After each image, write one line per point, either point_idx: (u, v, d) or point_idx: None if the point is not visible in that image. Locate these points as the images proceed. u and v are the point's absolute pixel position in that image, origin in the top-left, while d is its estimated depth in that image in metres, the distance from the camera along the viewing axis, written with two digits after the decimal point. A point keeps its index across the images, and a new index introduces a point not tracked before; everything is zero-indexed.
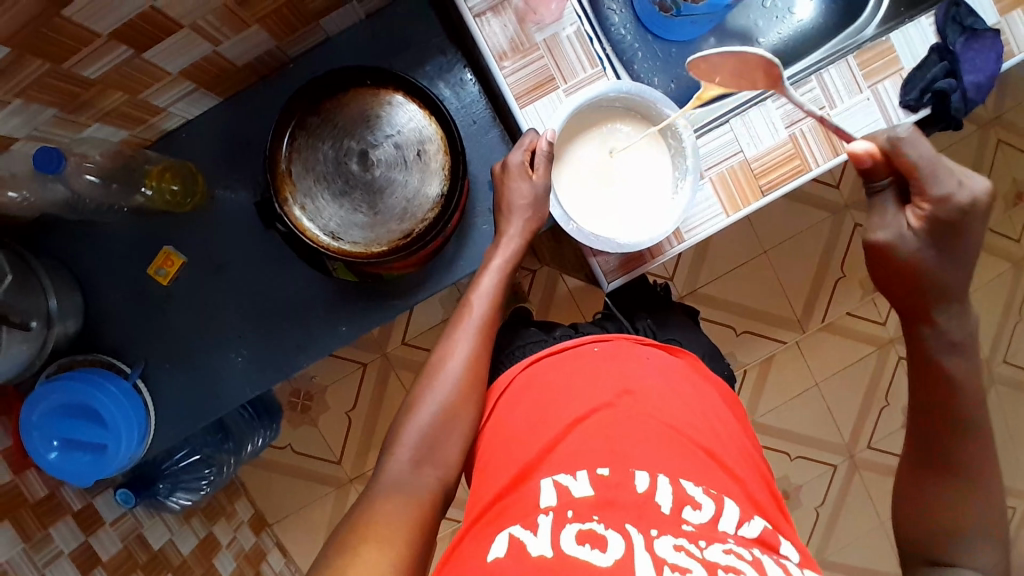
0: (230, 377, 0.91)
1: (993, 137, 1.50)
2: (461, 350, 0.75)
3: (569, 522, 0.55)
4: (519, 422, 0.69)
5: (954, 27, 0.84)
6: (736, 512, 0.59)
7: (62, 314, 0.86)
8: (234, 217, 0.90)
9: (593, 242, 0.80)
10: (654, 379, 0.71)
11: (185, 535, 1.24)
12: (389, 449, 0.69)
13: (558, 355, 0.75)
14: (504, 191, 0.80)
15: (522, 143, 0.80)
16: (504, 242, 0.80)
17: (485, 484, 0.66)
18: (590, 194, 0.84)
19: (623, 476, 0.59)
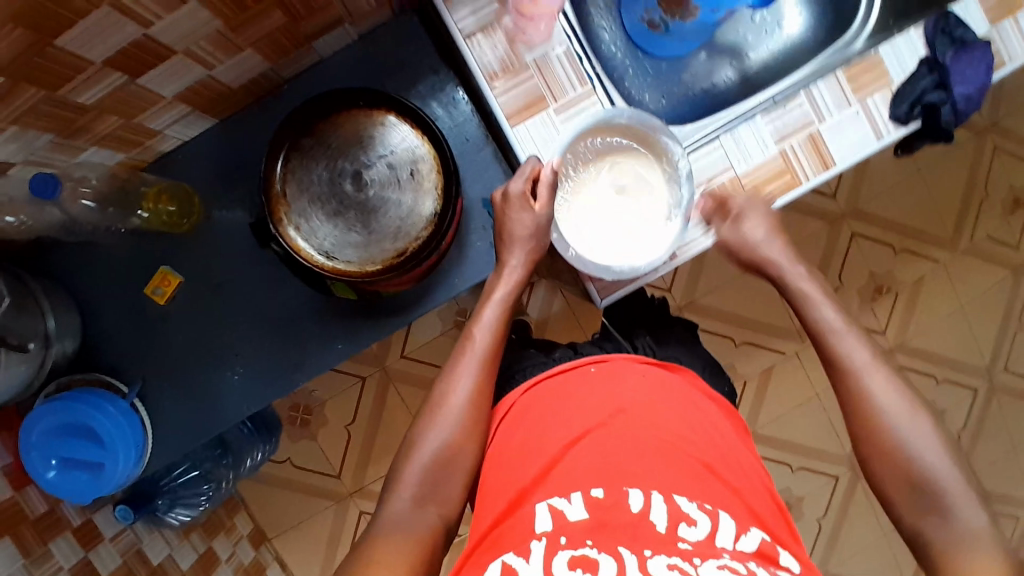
0: (227, 395, 0.92)
1: (989, 144, 1.50)
2: (464, 384, 0.76)
3: (562, 549, 0.54)
4: (518, 446, 0.70)
5: (944, 40, 0.84)
6: (733, 525, 0.59)
7: (60, 334, 0.87)
8: (231, 236, 0.91)
9: (592, 270, 0.81)
10: (648, 399, 0.71)
11: (184, 550, 1.25)
12: (391, 486, 0.71)
13: (555, 377, 0.75)
14: (505, 223, 0.81)
15: (523, 172, 0.81)
16: (507, 273, 0.82)
17: (484, 513, 0.66)
18: (589, 220, 0.85)
19: (616, 497, 0.59)
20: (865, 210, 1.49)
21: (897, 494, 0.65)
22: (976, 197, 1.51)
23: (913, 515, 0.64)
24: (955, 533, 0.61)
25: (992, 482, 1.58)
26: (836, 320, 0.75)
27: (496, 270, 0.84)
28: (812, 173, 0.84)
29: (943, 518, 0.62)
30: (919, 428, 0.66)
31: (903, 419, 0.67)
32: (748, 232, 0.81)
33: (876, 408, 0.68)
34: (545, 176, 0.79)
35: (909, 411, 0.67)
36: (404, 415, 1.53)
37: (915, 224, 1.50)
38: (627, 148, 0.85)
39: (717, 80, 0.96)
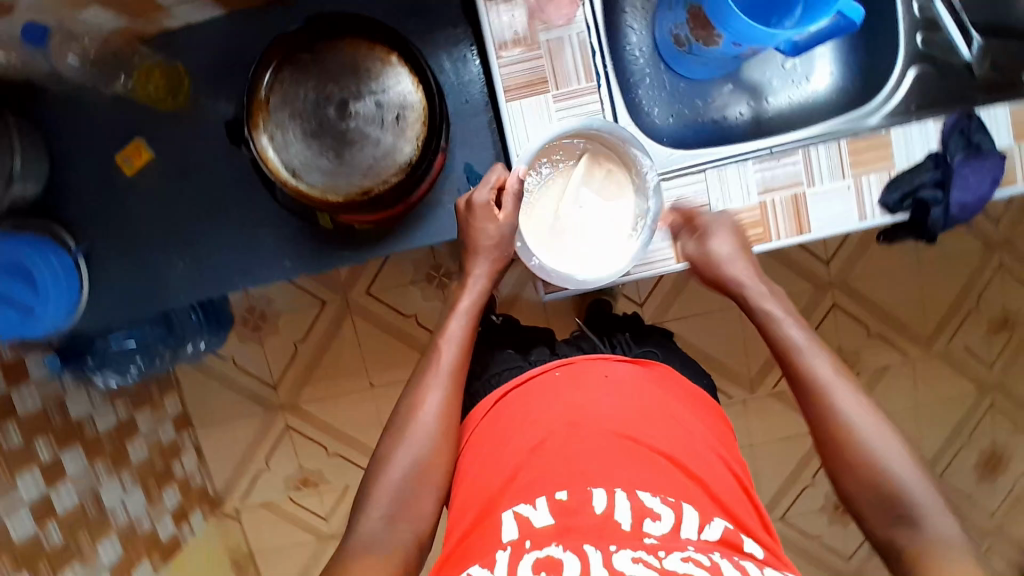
0: (169, 280, 0.93)
1: (995, 259, 1.47)
2: (432, 398, 0.77)
3: (527, 552, 0.57)
4: (485, 453, 0.73)
5: (958, 140, 0.83)
6: (697, 516, 0.62)
7: (25, 176, 0.88)
8: (213, 128, 0.90)
9: (552, 278, 0.82)
10: (614, 398, 0.74)
11: (105, 412, 1.32)
12: (361, 504, 0.72)
13: (521, 386, 0.79)
14: (471, 230, 0.83)
15: (488, 181, 0.82)
16: (471, 282, 0.85)
17: (456, 524, 0.68)
18: (555, 230, 0.85)
19: (582, 499, 0.62)
20: (854, 286, 1.47)
21: (870, 511, 0.65)
22: (965, 307, 1.49)
23: (885, 528, 0.64)
24: (927, 541, 0.61)
25: None
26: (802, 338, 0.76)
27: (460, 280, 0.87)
28: (784, 233, 0.84)
29: (915, 529, 0.62)
30: (884, 440, 0.67)
31: (874, 433, 0.68)
32: (715, 248, 0.82)
33: (847, 423, 0.69)
34: (510, 186, 0.80)
35: (873, 425, 0.68)
36: (353, 348, 1.55)
37: (897, 315, 1.49)
38: (592, 158, 0.84)
39: (729, 114, 0.94)
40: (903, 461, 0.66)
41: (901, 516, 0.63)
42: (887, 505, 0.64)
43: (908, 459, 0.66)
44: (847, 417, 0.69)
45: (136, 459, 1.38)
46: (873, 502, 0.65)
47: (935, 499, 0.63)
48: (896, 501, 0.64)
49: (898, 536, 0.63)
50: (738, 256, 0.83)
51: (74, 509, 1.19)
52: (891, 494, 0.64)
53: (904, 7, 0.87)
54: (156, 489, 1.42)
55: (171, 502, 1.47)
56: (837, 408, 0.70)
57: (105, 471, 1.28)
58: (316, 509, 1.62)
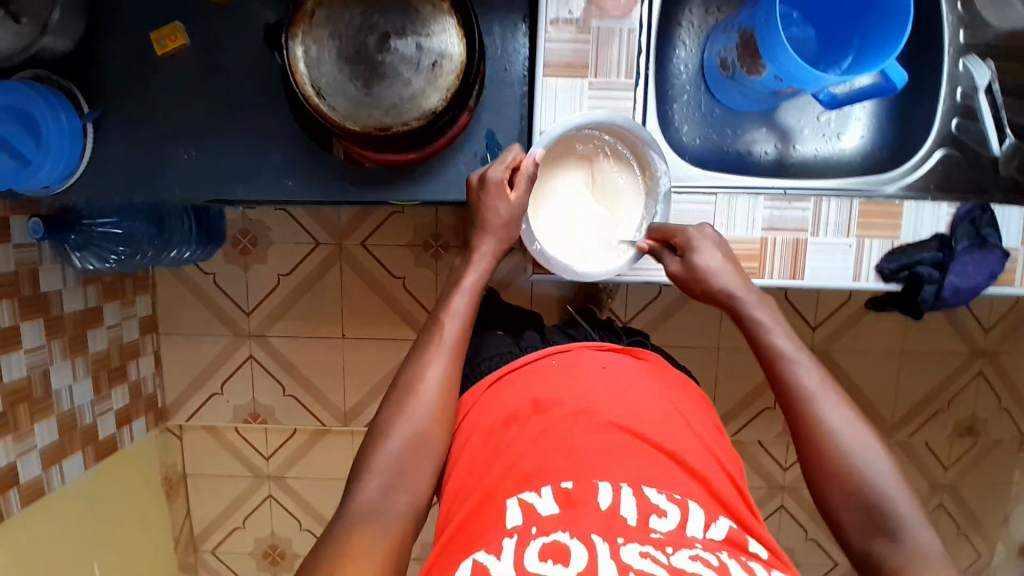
0: (171, 170, 0.93)
1: (977, 367, 1.49)
2: (434, 374, 0.74)
3: (534, 538, 0.58)
4: (484, 435, 0.72)
5: (966, 228, 0.83)
6: (702, 514, 0.62)
7: (59, 31, 0.87)
8: (254, 31, 0.90)
9: (552, 266, 0.83)
10: (611, 385, 0.74)
11: (74, 294, 1.30)
12: (360, 473, 0.69)
13: (517, 370, 0.79)
14: (481, 208, 0.81)
15: (505, 160, 0.81)
16: (476, 259, 0.81)
17: (455, 507, 0.68)
18: (560, 222, 0.85)
19: (586, 490, 0.62)
20: (834, 356, 1.47)
21: (852, 522, 0.65)
22: (935, 406, 1.50)
23: (864, 538, 0.64)
24: (908, 553, 0.62)
25: None
26: (791, 347, 0.73)
27: (465, 255, 0.83)
28: (778, 273, 0.84)
29: (894, 542, 0.63)
30: (871, 453, 0.66)
31: (862, 448, 0.67)
32: (700, 263, 0.79)
33: (832, 436, 0.67)
34: (526, 167, 0.79)
35: (859, 436, 0.67)
36: (334, 294, 1.54)
37: (870, 397, 1.49)
38: (601, 155, 0.85)
39: (755, 150, 0.94)
40: (889, 474, 0.65)
41: (885, 528, 0.63)
42: (871, 518, 0.64)
43: (895, 468, 0.66)
44: (837, 431, 0.68)
45: (93, 350, 1.36)
46: (855, 513, 0.65)
47: (919, 515, 0.63)
48: (883, 514, 0.64)
49: (875, 546, 0.64)
50: (726, 270, 0.79)
51: (20, 381, 1.17)
52: (877, 503, 0.64)
53: (947, 91, 0.87)
54: (105, 385, 1.40)
55: (118, 402, 1.44)
56: (823, 418, 0.68)
57: (60, 353, 1.27)
58: (259, 446, 1.61)
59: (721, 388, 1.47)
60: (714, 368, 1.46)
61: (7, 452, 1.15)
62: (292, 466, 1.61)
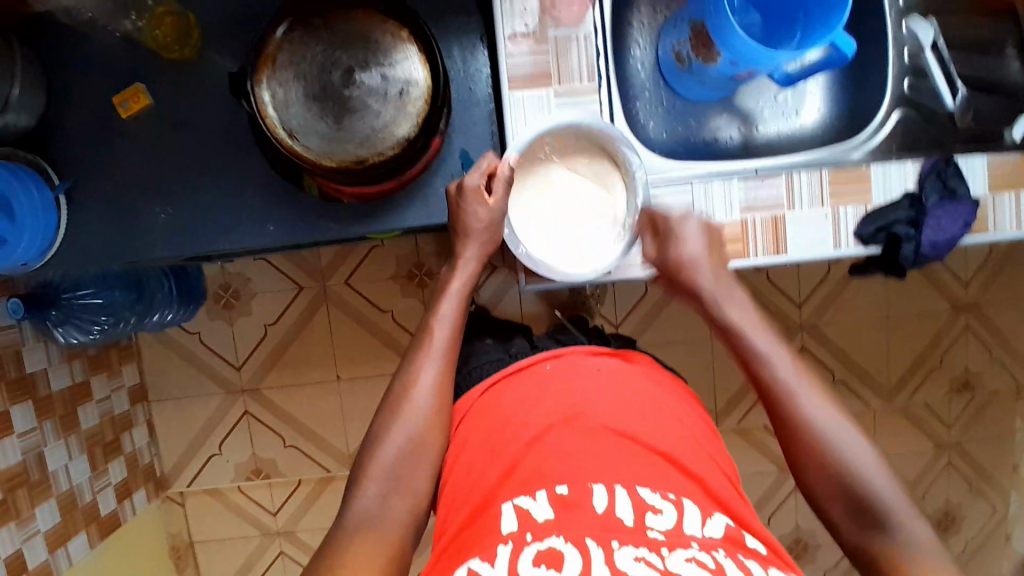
0: (149, 230, 0.92)
1: (963, 321, 1.53)
2: (427, 377, 0.76)
3: (528, 544, 0.57)
4: (478, 445, 0.72)
5: (934, 181, 0.85)
6: (698, 513, 0.62)
7: (20, 106, 0.88)
8: (217, 83, 0.91)
9: (536, 266, 0.85)
10: (608, 387, 0.74)
11: (59, 371, 1.27)
12: (357, 481, 0.70)
13: (510, 378, 0.79)
14: (461, 214, 0.84)
15: (482, 165, 0.84)
16: (461, 263, 0.85)
17: (452, 511, 0.68)
18: (541, 221, 0.87)
19: (581, 493, 0.61)
20: (823, 329, 1.51)
21: (837, 509, 0.67)
22: (929, 363, 1.53)
23: (854, 529, 0.66)
24: (895, 542, 0.64)
25: None
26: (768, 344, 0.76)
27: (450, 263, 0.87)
28: (762, 252, 0.86)
29: (883, 531, 0.64)
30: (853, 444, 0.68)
31: (840, 438, 0.69)
32: (686, 253, 0.82)
33: (809, 425, 0.70)
34: (501, 172, 0.82)
35: (838, 425, 0.69)
36: (324, 337, 1.53)
37: (864, 363, 1.52)
38: (580, 154, 0.88)
39: (721, 137, 0.97)
40: (872, 463, 0.67)
41: (870, 519, 0.65)
42: (854, 505, 0.66)
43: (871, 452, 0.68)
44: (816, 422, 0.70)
45: (84, 426, 1.33)
46: (841, 505, 0.67)
47: (903, 500, 0.65)
48: (863, 499, 0.66)
49: (864, 536, 0.66)
50: (705, 261, 0.83)
51: (16, 466, 1.14)
52: (861, 494, 0.66)
53: (895, 54, 0.92)
54: (101, 460, 1.36)
55: (115, 476, 1.40)
56: (801, 411, 0.71)
57: (52, 433, 1.24)
58: (264, 502, 1.57)
59: (720, 377, 1.49)
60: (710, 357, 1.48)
61: (10, 540, 1.12)
62: (302, 518, 1.57)
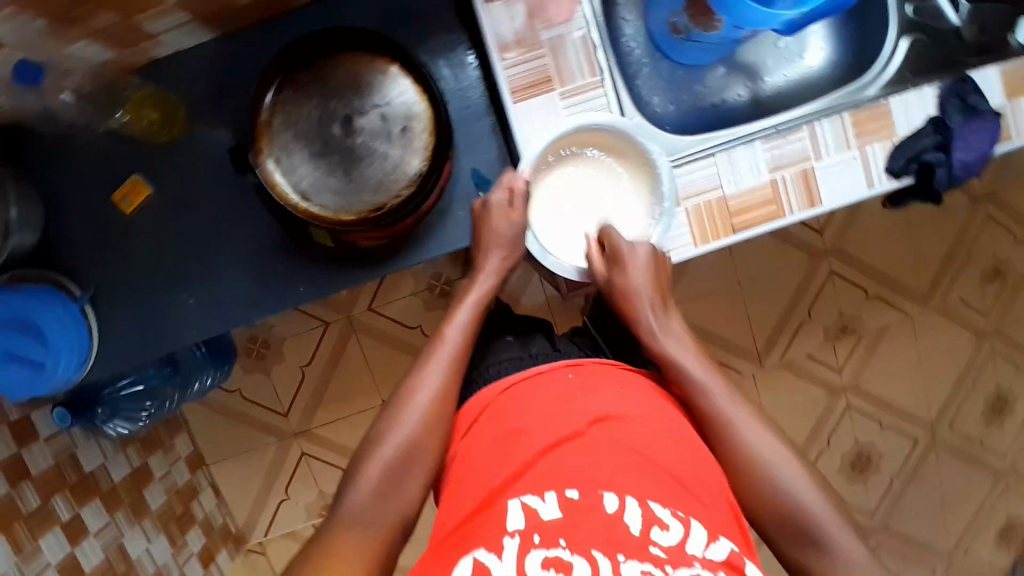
0: (179, 319, 0.90)
1: (982, 212, 1.53)
2: (431, 382, 0.74)
3: (536, 546, 0.54)
4: (487, 446, 0.67)
5: (955, 103, 0.84)
6: (705, 534, 0.58)
7: (21, 225, 0.84)
8: (212, 156, 0.89)
9: (567, 274, 0.85)
10: (631, 398, 0.69)
11: (118, 461, 1.25)
12: (351, 476, 0.69)
13: (530, 379, 0.73)
14: (483, 229, 0.82)
15: (501, 182, 0.82)
16: (482, 278, 0.82)
17: (452, 507, 0.64)
18: (566, 227, 0.88)
19: (593, 498, 0.58)
20: (847, 251, 1.51)
21: (779, 536, 0.66)
22: (956, 261, 1.54)
23: (795, 552, 0.65)
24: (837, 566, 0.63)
25: (912, 530, 1.63)
26: (703, 373, 0.74)
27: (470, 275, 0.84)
28: (798, 208, 0.84)
29: (822, 554, 0.64)
30: (788, 468, 0.67)
31: (779, 467, 0.67)
32: (630, 280, 0.79)
33: (750, 451, 0.68)
34: (518, 187, 0.81)
35: (772, 449, 0.68)
36: (361, 366, 1.53)
37: (893, 275, 1.53)
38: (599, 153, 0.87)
39: (729, 97, 0.96)
40: (803, 488, 0.66)
41: (811, 540, 0.64)
42: (796, 530, 0.65)
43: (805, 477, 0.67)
44: (751, 447, 0.68)
45: (154, 506, 1.31)
46: (780, 532, 0.66)
47: (836, 520, 0.65)
48: (804, 528, 0.65)
49: (803, 557, 0.65)
50: (649, 289, 0.79)
51: (102, 566, 1.11)
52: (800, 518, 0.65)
53: None
54: (179, 534, 1.36)
55: (195, 545, 1.41)
56: (745, 441, 0.69)
57: (126, 522, 1.21)
58: None
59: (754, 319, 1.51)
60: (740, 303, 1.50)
61: None
62: None
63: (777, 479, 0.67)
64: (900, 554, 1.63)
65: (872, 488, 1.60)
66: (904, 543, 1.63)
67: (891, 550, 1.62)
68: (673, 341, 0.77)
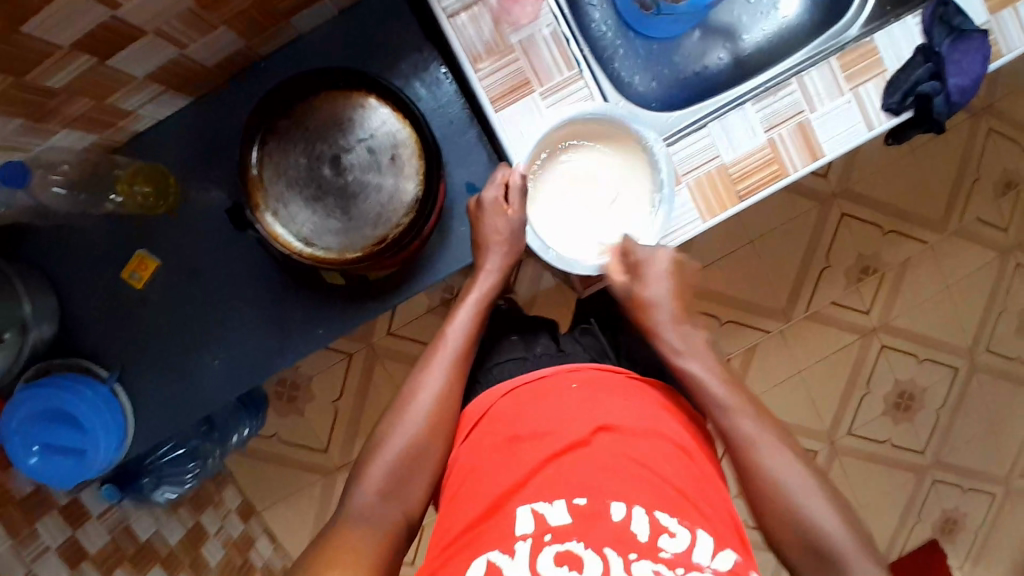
0: (207, 382, 0.91)
1: (984, 126, 1.50)
2: (431, 384, 0.74)
3: (548, 545, 0.56)
4: (492, 451, 0.67)
5: (941, 28, 0.81)
6: (711, 541, 0.59)
7: (39, 319, 0.85)
8: (210, 218, 0.89)
9: (572, 268, 0.82)
10: (635, 407, 0.68)
11: (172, 524, 1.27)
12: (355, 476, 0.70)
13: (532, 386, 0.72)
14: (479, 227, 0.81)
15: (495, 178, 0.81)
16: (482, 276, 0.81)
17: (457, 511, 0.64)
18: (564, 222, 0.86)
19: (601, 504, 0.59)
20: (854, 190, 1.49)
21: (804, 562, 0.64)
22: (966, 181, 1.51)
23: None
24: None
25: (967, 459, 1.61)
26: (734, 401, 0.71)
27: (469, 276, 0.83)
28: (800, 163, 0.82)
29: None
30: (813, 501, 0.65)
31: (804, 495, 0.65)
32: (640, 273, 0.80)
33: (774, 479, 0.66)
34: (514, 182, 0.80)
35: (801, 481, 0.66)
36: (391, 391, 1.53)
37: (904, 206, 1.50)
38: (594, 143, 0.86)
39: (710, 62, 0.94)
40: (827, 512, 0.64)
41: (832, 568, 0.62)
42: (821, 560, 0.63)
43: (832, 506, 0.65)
44: (775, 473, 0.66)
45: (214, 561, 1.30)
46: (807, 558, 0.64)
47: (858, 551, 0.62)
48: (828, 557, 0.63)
49: None
50: (671, 301, 0.79)
51: None
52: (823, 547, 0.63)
53: None
54: None
55: None
56: (769, 470, 0.67)
57: None
58: None
59: (773, 276, 1.50)
60: (755, 261, 1.49)
61: None
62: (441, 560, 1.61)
63: (801, 508, 0.64)
64: (959, 484, 1.61)
65: (920, 423, 1.58)
66: (962, 473, 1.61)
67: (950, 481, 1.60)
68: (699, 361, 0.75)
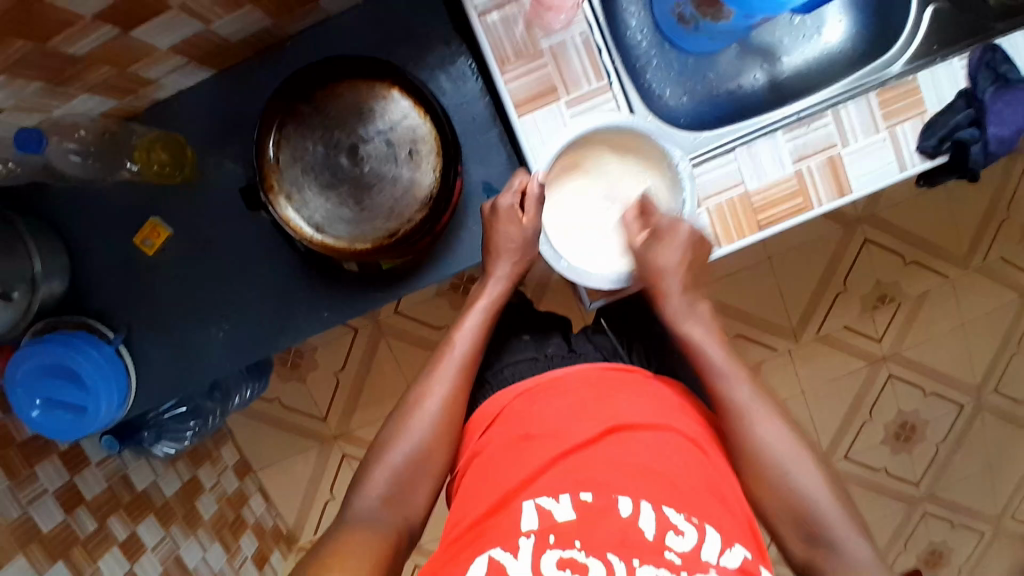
0: (209, 353, 0.92)
1: (1020, 165, 1.45)
2: (438, 391, 0.74)
3: (551, 546, 0.54)
4: (499, 451, 0.67)
5: (986, 75, 0.79)
6: (717, 539, 0.57)
7: (49, 276, 0.87)
8: (226, 192, 0.89)
9: (582, 279, 0.81)
10: (638, 408, 0.67)
11: (168, 477, 1.30)
12: (359, 481, 0.71)
13: (540, 386, 0.72)
14: (492, 234, 0.80)
15: (512, 185, 0.80)
16: (493, 282, 0.81)
17: (467, 506, 0.64)
18: (580, 234, 0.85)
19: (608, 501, 0.57)
20: (880, 217, 1.46)
21: (790, 530, 0.67)
22: (996, 219, 1.47)
23: (801, 545, 0.66)
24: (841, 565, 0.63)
25: (960, 496, 1.59)
26: (730, 368, 0.73)
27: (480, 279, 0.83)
28: (825, 199, 0.80)
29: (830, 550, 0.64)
30: (804, 470, 0.67)
31: (787, 456, 0.68)
32: (659, 255, 0.78)
33: (762, 442, 0.68)
34: (533, 190, 0.79)
35: (785, 438, 0.69)
36: (392, 368, 1.55)
37: (928, 237, 1.46)
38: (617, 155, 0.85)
39: (745, 83, 0.93)
40: (822, 491, 0.66)
41: (817, 539, 0.65)
42: (808, 531, 0.66)
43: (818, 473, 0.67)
44: (760, 430, 0.69)
45: (206, 515, 1.34)
46: (794, 529, 0.66)
47: (841, 518, 0.65)
48: (813, 524, 0.65)
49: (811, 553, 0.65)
50: (680, 273, 0.77)
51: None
52: (814, 523, 0.65)
53: None
54: (232, 540, 1.39)
55: (249, 549, 1.43)
56: (760, 435, 0.69)
57: (181, 534, 1.24)
58: None
59: (786, 295, 1.48)
60: (768, 278, 1.47)
61: None
62: None
63: (787, 473, 0.67)
64: (949, 520, 1.60)
65: (917, 455, 1.57)
66: (954, 509, 1.60)
67: (940, 516, 1.60)
68: (699, 326, 0.76)
